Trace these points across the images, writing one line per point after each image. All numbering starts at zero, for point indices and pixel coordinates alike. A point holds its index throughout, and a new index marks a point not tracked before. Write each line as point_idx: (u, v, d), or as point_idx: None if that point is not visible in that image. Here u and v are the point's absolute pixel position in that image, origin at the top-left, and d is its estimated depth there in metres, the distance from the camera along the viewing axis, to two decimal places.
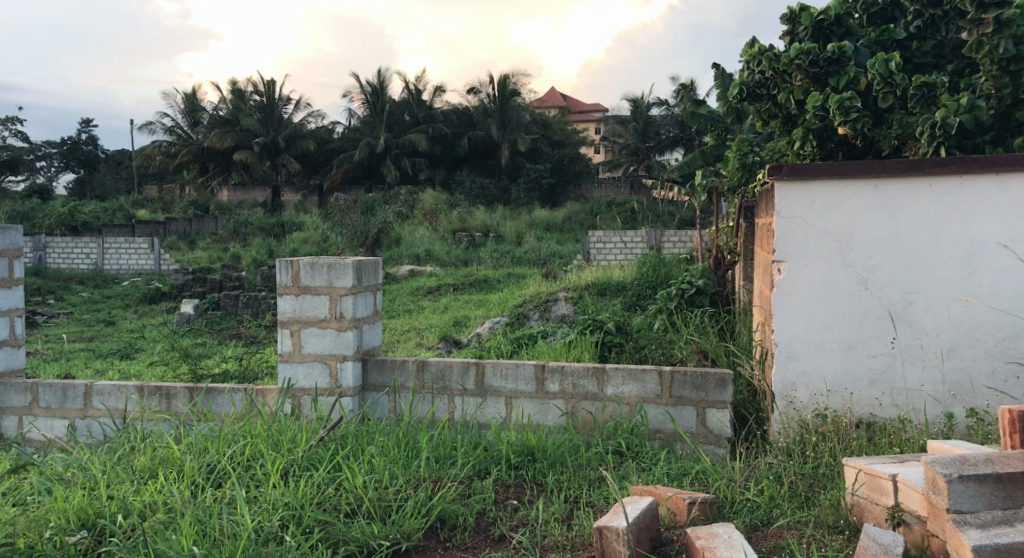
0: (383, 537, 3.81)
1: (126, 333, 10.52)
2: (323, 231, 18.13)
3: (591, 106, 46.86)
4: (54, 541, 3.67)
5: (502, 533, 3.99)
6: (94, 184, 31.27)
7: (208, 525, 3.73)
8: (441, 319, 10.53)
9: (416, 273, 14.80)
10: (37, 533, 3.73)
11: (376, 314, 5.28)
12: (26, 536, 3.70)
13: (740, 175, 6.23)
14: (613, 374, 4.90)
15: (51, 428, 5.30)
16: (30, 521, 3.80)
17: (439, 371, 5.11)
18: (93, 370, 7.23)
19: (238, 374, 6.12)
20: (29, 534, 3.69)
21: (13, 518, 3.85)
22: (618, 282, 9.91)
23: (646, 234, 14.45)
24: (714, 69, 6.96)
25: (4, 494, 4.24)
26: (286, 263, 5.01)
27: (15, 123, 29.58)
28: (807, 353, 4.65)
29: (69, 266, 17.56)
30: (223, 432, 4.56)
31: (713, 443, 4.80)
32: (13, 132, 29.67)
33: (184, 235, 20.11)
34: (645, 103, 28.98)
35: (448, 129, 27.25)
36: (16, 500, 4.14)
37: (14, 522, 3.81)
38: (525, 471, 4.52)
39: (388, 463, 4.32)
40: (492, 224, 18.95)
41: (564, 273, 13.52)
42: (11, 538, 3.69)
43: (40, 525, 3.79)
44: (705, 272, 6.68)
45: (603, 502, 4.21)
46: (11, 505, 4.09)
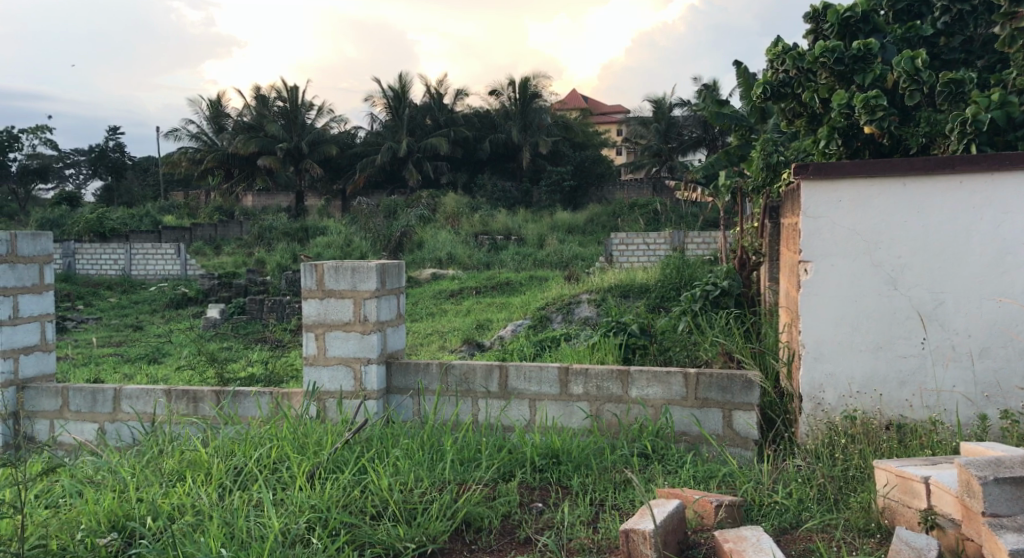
0: (408, 540, 3.80)
1: (153, 338, 10.60)
2: (347, 235, 18.18)
3: (613, 108, 46.93)
4: (85, 543, 3.69)
5: (528, 536, 3.99)
6: (121, 191, 31.58)
7: (235, 528, 3.75)
8: (465, 322, 10.56)
9: (438, 276, 14.84)
10: (69, 535, 3.77)
11: (399, 317, 5.29)
12: (58, 538, 3.73)
13: (765, 175, 6.09)
14: (637, 375, 4.89)
15: (81, 432, 5.35)
16: (62, 523, 3.84)
17: (462, 374, 5.12)
18: (122, 374, 7.32)
19: (264, 378, 6.22)
20: (62, 536, 3.72)
21: (45, 520, 3.88)
22: (640, 284, 9.87)
23: (669, 235, 14.37)
24: (735, 68, 6.91)
25: (37, 495, 4.29)
26: (311, 267, 5.04)
27: (44, 133, 29.92)
28: (834, 354, 4.61)
29: (97, 271, 17.75)
30: (250, 434, 4.60)
31: (740, 445, 4.78)
32: (42, 141, 30.01)
33: (210, 241, 20.25)
34: (668, 104, 28.91)
35: (470, 133, 27.30)
36: (48, 502, 4.19)
37: (46, 524, 3.85)
38: (550, 473, 4.52)
39: (413, 466, 4.34)
40: (514, 227, 18.98)
41: (586, 275, 13.55)
42: (44, 540, 3.72)
43: (72, 527, 3.83)
44: (729, 273, 6.62)
45: (629, 505, 4.20)
46: (43, 507, 4.14)
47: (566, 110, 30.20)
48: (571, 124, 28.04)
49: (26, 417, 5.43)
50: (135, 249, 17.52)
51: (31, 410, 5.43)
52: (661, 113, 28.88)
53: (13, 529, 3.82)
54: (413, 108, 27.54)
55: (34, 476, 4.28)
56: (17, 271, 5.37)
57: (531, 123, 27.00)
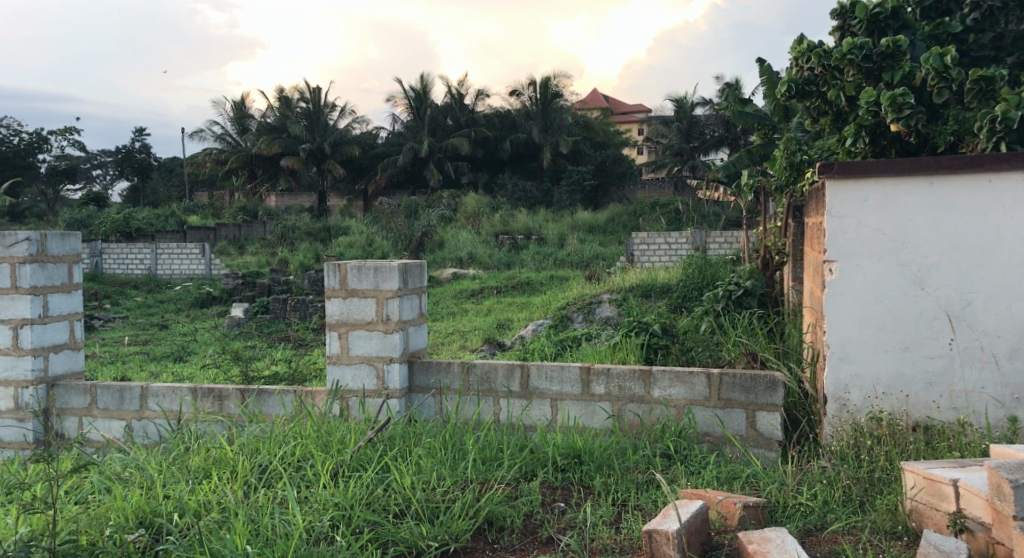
0: (431, 538, 3.82)
1: (179, 337, 10.69)
2: (368, 235, 18.25)
3: (634, 107, 46.85)
4: (114, 538, 3.73)
5: (550, 535, 3.99)
6: (147, 192, 31.88)
7: (260, 525, 3.78)
8: (485, 321, 10.57)
9: (459, 276, 14.87)
10: (99, 530, 3.80)
11: (421, 317, 5.31)
12: (89, 533, 3.77)
13: (787, 175, 6.05)
14: (659, 376, 4.87)
15: (109, 429, 5.40)
16: (91, 519, 3.88)
17: (484, 374, 5.13)
18: (150, 372, 7.40)
19: (287, 377, 6.28)
20: (91, 532, 3.75)
21: (75, 516, 3.92)
22: (662, 283, 9.83)
23: (691, 235, 14.31)
24: (759, 65, 6.87)
25: (66, 492, 4.34)
26: (334, 266, 5.07)
27: (72, 134, 30.28)
28: (860, 355, 4.58)
29: (124, 270, 17.91)
30: (274, 433, 4.62)
31: (764, 446, 4.74)
32: (70, 142, 30.35)
33: (234, 241, 20.38)
34: (689, 103, 28.79)
35: (490, 133, 27.32)
36: (78, 498, 4.24)
37: (76, 520, 3.89)
38: (572, 473, 4.52)
39: (435, 464, 4.35)
40: (534, 227, 18.98)
41: (607, 274, 13.52)
42: (75, 535, 3.75)
43: (101, 522, 3.86)
44: (753, 272, 6.59)
45: (652, 505, 4.20)
46: (73, 503, 4.20)
47: (587, 109, 30.17)
48: (592, 123, 27.99)
49: (56, 414, 5.47)
50: (160, 249, 17.66)
51: (61, 407, 5.47)
52: (683, 113, 28.77)
53: (43, 524, 3.87)
54: (434, 108, 27.61)
55: (65, 473, 4.34)
56: (47, 270, 5.43)
57: (552, 122, 26.99)
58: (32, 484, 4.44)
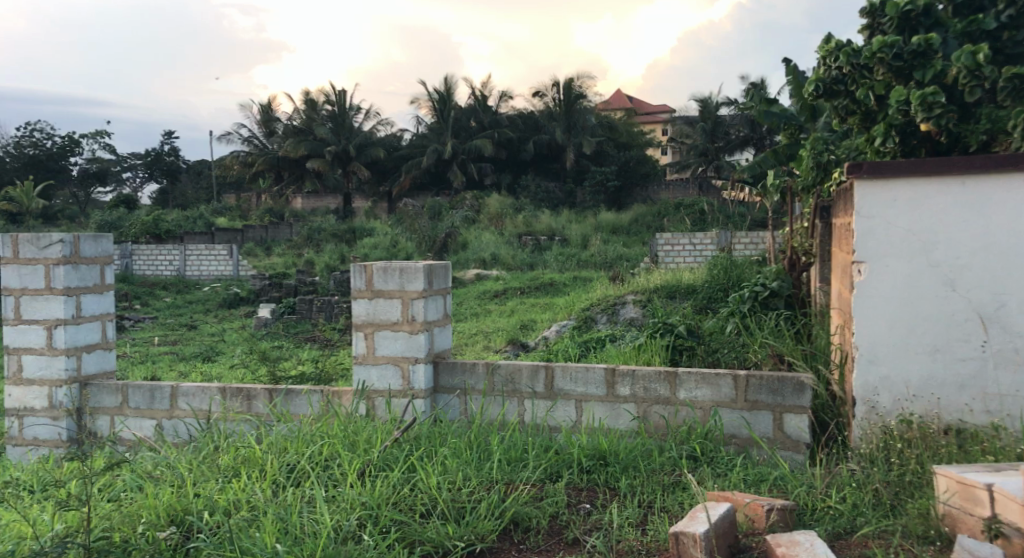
0: (457, 538, 3.82)
1: (208, 337, 10.80)
2: (393, 236, 18.32)
3: (658, 107, 46.70)
4: (146, 536, 3.76)
5: (576, 537, 3.98)
6: (176, 194, 32.20)
7: (289, 524, 3.80)
8: (509, 322, 10.59)
9: (483, 276, 14.89)
10: (131, 528, 3.84)
11: (445, 317, 5.31)
12: (121, 530, 3.80)
13: (814, 174, 6.01)
14: (685, 377, 4.86)
15: (140, 428, 5.44)
16: (124, 517, 3.92)
17: (508, 375, 5.12)
18: (179, 371, 7.48)
19: (314, 376, 6.33)
20: (124, 529, 3.79)
21: (108, 513, 3.97)
22: (687, 284, 9.79)
23: (716, 236, 14.25)
24: (785, 65, 6.79)
25: (99, 490, 4.39)
26: (360, 267, 5.09)
27: (103, 137, 30.66)
28: (890, 356, 4.54)
29: (153, 271, 18.12)
30: (302, 432, 4.65)
31: (791, 449, 4.71)
32: (101, 145, 30.74)
33: (260, 242, 20.54)
34: (714, 103, 28.65)
35: (514, 134, 27.33)
36: (111, 496, 4.29)
37: (109, 517, 3.93)
38: (597, 475, 4.51)
39: (461, 465, 4.36)
40: (557, 227, 18.98)
41: (630, 275, 13.48)
42: (108, 532, 3.79)
43: (133, 520, 3.90)
44: (779, 274, 6.52)
45: (678, 507, 4.18)
46: (107, 501, 4.24)
47: (610, 109, 30.11)
48: (615, 123, 27.93)
49: (89, 413, 5.53)
50: (189, 250, 17.83)
51: (93, 406, 5.53)
52: (708, 113, 28.63)
53: (78, 521, 3.91)
54: (458, 109, 27.66)
55: (98, 471, 4.39)
56: (80, 272, 5.49)
57: (576, 123, 26.96)
58: (67, 481, 4.49)
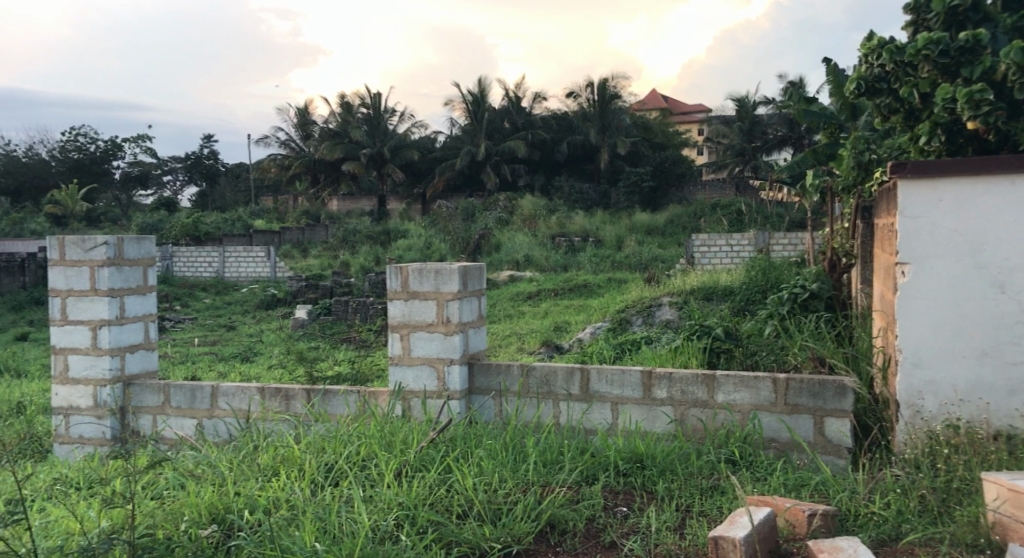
0: (494, 540, 3.81)
1: (246, 337, 10.91)
2: (427, 238, 18.38)
3: (694, 107, 46.43)
4: (189, 533, 3.79)
5: (613, 540, 3.95)
6: (215, 197, 32.59)
7: (328, 523, 3.80)
8: (542, 324, 10.57)
9: (516, 278, 14.89)
10: (174, 525, 3.86)
11: (480, 319, 5.30)
12: (164, 527, 3.83)
13: (856, 174, 5.79)
14: (724, 380, 4.80)
15: (182, 427, 5.48)
16: (166, 514, 3.94)
17: (544, 377, 5.10)
18: (218, 371, 7.56)
19: (350, 377, 6.37)
20: (167, 526, 3.81)
21: (151, 511, 4.00)
22: (725, 286, 9.70)
23: (753, 236, 14.11)
24: (825, 63, 6.67)
25: (142, 487, 4.43)
26: (396, 269, 5.11)
27: (144, 141, 31.11)
28: (935, 359, 4.45)
29: (193, 273, 18.36)
30: (339, 432, 4.66)
31: (832, 454, 4.62)
32: (143, 149, 31.19)
33: (297, 244, 20.71)
34: (751, 102, 28.38)
35: (548, 135, 27.28)
36: (154, 493, 4.32)
37: (152, 514, 3.96)
38: (634, 477, 4.47)
39: (496, 466, 4.34)
40: (592, 228, 18.93)
41: (665, 276, 13.39)
42: (151, 529, 3.82)
43: (176, 518, 3.93)
44: (818, 275, 6.36)
45: (717, 511, 4.13)
46: (149, 498, 4.28)
47: (645, 110, 29.96)
48: (650, 124, 27.78)
49: (132, 412, 5.58)
50: (228, 252, 18.03)
51: (136, 405, 5.58)
52: (745, 112, 28.36)
53: (123, 518, 3.95)
54: (492, 111, 27.68)
55: (141, 469, 4.44)
56: (124, 273, 5.56)
57: (610, 124, 26.84)
58: (111, 479, 4.54)
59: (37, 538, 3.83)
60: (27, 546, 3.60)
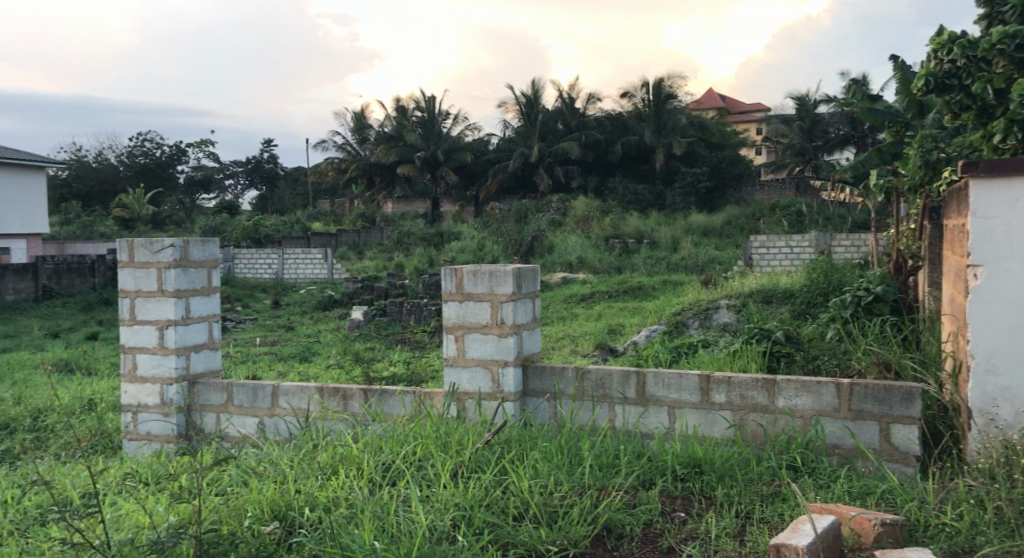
0: (550, 542, 3.75)
1: (304, 338, 11.02)
2: (480, 240, 18.39)
3: (751, 106, 45.82)
4: (252, 529, 3.81)
5: (671, 546, 3.87)
6: (273, 200, 33.09)
7: (386, 522, 3.79)
8: (596, 326, 10.48)
9: (570, 280, 14.81)
10: (237, 521, 3.88)
11: (535, 321, 5.24)
12: (228, 523, 3.84)
13: (925, 173, 5.59)
14: (785, 384, 4.68)
15: (244, 425, 5.53)
16: (230, 510, 3.98)
17: (599, 379, 5.04)
18: (277, 372, 7.63)
19: (405, 378, 6.38)
20: (231, 522, 3.83)
21: (215, 506, 4.03)
22: (784, 289, 9.48)
23: (814, 238, 13.83)
24: (892, 61, 6.62)
25: (207, 483, 4.48)
26: (450, 271, 5.08)
27: (207, 145, 31.74)
28: (1010, 365, 4.28)
29: (253, 274, 18.68)
30: (396, 433, 4.65)
31: (900, 462, 4.47)
32: (205, 153, 31.82)
33: (353, 246, 20.90)
34: (813, 100, 27.85)
35: (602, 136, 27.13)
36: (219, 490, 4.36)
37: (216, 510, 4.00)
38: (693, 483, 4.38)
39: (552, 469, 4.29)
40: (646, 230, 18.75)
41: (723, 279, 13.18)
42: (216, 524, 3.84)
43: (239, 514, 3.96)
44: (884, 278, 6.26)
45: (778, 519, 4.03)
46: (214, 494, 4.32)
47: (701, 110, 29.63)
48: (706, 124, 27.46)
49: (197, 411, 5.65)
50: (286, 254, 18.28)
51: (201, 404, 5.65)
52: (806, 110, 27.89)
53: (188, 513, 3.99)
54: (545, 112, 27.64)
55: (207, 465, 4.48)
56: (189, 275, 5.64)
57: (665, 124, 26.58)
58: (178, 475, 4.60)
59: (109, 530, 3.88)
60: (100, 538, 3.65)
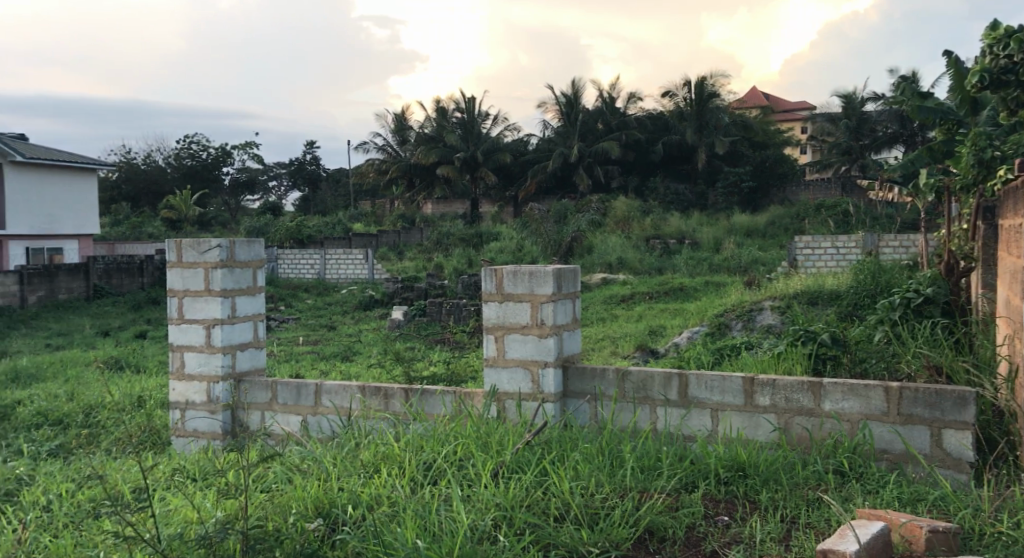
0: (592, 544, 3.69)
1: (346, 337, 11.08)
2: (519, 240, 18.36)
3: (796, 105, 45.26)
4: (297, 525, 3.81)
5: (715, 549, 3.80)
6: (316, 201, 33.37)
7: (428, 521, 3.77)
8: (637, 327, 10.40)
9: (609, 281, 14.73)
10: (282, 518, 3.88)
11: (575, 322, 5.18)
12: (274, 519, 3.84)
13: (977, 172, 5.49)
14: (831, 388, 4.58)
15: (288, 423, 5.55)
16: (275, 507, 3.98)
17: (640, 381, 4.97)
18: (319, 370, 7.67)
19: (445, 378, 6.36)
20: (276, 519, 3.83)
21: (261, 503, 4.05)
22: (830, 290, 9.31)
23: (861, 239, 13.60)
24: (947, 57, 6.49)
25: (252, 480, 4.50)
26: (490, 271, 5.05)
27: (252, 148, 32.12)
28: None
29: (296, 274, 18.84)
30: (436, 432, 4.63)
31: (952, 468, 4.35)
32: (250, 156, 32.20)
33: (394, 247, 20.99)
34: (860, 98, 27.42)
35: (642, 136, 26.96)
36: (263, 486, 4.38)
37: (262, 507, 4.01)
38: (736, 486, 4.30)
39: (593, 470, 4.24)
40: (688, 230, 18.59)
41: (766, 280, 13.00)
42: (262, 520, 3.85)
43: (284, 511, 3.96)
44: (934, 280, 6.07)
45: (825, 524, 3.94)
46: (259, 490, 4.34)
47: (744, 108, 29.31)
48: (749, 123, 27.15)
49: (243, 408, 5.68)
50: (328, 254, 18.41)
51: (246, 402, 5.67)
52: (853, 109, 27.50)
53: (234, 509, 4.01)
54: (586, 113, 27.55)
55: (252, 462, 4.49)
56: (235, 275, 5.68)
57: (708, 123, 26.11)
58: (226, 471, 4.63)
59: (159, 525, 3.91)
60: (150, 532, 3.67)
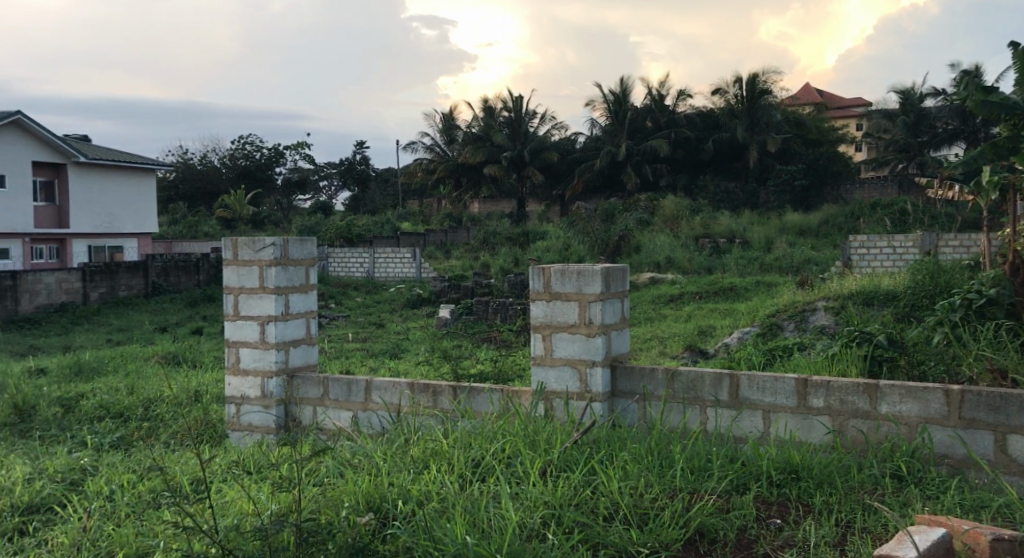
0: (641, 545, 3.63)
1: (394, 335, 11.13)
2: (566, 239, 18.28)
3: (850, 102, 44.44)
4: (348, 519, 3.81)
5: (766, 551, 3.71)
6: (365, 200, 33.65)
7: (476, 518, 3.73)
8: (686, 327, 10.27)
9: (658, 280, 14.59)
10: (334, 512, 3.89)
11: (624, 321, 5.12)
12: (326, 513, 3.84)
13: None
14: (888, 390, 4.46)
15: (339, 419, 5.56)
16: (327, 501, 3.99)
17: (690, 381, 4.88)
18: (368, 367, 7.69)
19: (493, 375, 6.33)
20: (328, 512, 3.83)
21: (313, 496, 4.06)
22: (886, 290, 9.09)
23: (919, 238, 13.27)
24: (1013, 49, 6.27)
25: (303, 474, 4.52)
26: (539, 270, 5.02)
27: (303, 148, 32.49)
28: None
29: (346, 273, 19.00)
30: (484, 430, 4.60)
31: (1017, 475, 4.19)
32: (302, 156, 32.59)
33: (441, 245, 21.05)
34: (918, 94, 26.81)
35: (692, 134, 26.69)
36: (315, 480, 4.40)
37: (314, 500, 4.02)
38: (789, 489, 4.20)
39: (643, 470, 4.18)
40: (739, 230, 18.36)
41: (820, 279, 12.75)
42: (315, 514, 3.85)
43: (336, 505, 3.96)
44: (997, 280, 5.88)
45: (881, 528, 3.82)
46: (312, 484, 4.36)
47: (796, 105, 28.84)
48: (802, 120, 26.73)
49: (296, 403, 5.71)
50: (377, 253, 18.52)
51: (299, 396, 5.71)
52: (910, 105, 26.84)
53: (287, 502, 4.03)
54: (634, 111, 27.37)
55: (304, 456, 4.51)
56: (289, 272, 5.71)
57: (759, 120, 25.87)
58: (279, 464, 4.66)
59: (215, 516, 3.94)
60: (207, 522, 3.69)
